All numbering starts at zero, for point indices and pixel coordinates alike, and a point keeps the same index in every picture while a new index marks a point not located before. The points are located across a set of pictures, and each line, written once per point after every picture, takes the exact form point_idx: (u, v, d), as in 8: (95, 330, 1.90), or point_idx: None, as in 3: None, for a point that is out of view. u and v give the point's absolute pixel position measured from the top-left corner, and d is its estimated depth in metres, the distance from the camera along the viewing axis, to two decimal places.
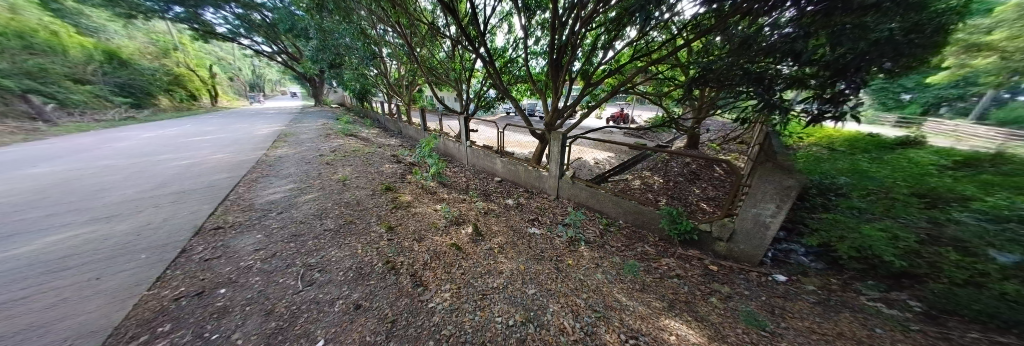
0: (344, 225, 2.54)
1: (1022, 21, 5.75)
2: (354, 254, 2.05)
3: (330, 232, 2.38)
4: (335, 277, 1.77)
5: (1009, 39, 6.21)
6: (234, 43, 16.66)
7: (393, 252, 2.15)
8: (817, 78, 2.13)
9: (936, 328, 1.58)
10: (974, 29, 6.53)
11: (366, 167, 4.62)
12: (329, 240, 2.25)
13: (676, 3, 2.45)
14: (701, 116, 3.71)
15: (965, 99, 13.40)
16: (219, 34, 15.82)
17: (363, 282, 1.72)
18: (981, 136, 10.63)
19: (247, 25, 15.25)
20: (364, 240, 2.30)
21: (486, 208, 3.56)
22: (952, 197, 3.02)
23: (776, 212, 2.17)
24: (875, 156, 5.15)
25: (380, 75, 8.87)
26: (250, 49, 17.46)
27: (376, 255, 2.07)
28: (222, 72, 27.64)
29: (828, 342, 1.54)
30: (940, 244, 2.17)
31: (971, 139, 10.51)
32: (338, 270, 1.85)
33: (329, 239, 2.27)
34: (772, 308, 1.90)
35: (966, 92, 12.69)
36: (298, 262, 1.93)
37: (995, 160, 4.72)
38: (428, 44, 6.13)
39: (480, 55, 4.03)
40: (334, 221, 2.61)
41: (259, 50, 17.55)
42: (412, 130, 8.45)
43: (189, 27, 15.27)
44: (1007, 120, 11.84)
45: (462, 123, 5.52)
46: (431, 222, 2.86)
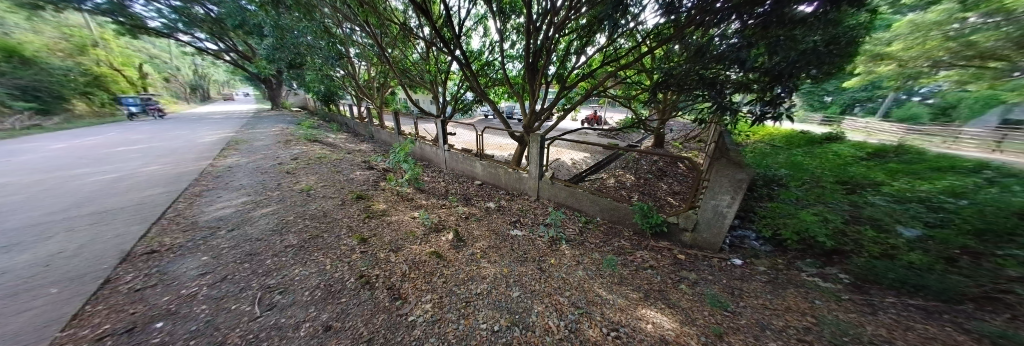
0: (310, 239, 2.34)
1: (913, 36, 7.20)
2: (322, 271, 1.89)
3: (294, 248, 2.18)
4: (300, 297, 1.62)
5: (904, 50, 7.57)
6: (171, 39, 14.62)
7: (367, 265, 2.03)
8: (759, 84, 2.42)
9: (862, 296, 1.88)
10: (878, 42, 8.10)
11: (333, 175, 4.30)
12: (292, 257, 2.05)
13: (639, 13, 2.64)
14: (665, 117, 3.99)
15: (873, 100, 16.16)
16: (152, 29, 13.76)
17: (333, 301, 1.60)
18: (886, 131, 12.75)
19: (185, 20, 13.41)
20: (334, 254, 2.13)
21: (467, 213, 3.51)
22: (865, 184, 3.60)
23: (731, 202, 2.42)
24: (808, 150, 5.97)
25: (348, 76, 8.36)
26: (191, 45, 15.42)
27: (347, 270, 1.93)
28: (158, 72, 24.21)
29: (777, 315, 1.75)
30: (859, 223, 2.58)
31: (879, 134, 12.58)
32: (302, 289, 1.69)
33: (292, 256, 2.07)
34: (732, 289, 2.10)
35: (873, 95, 15.53)
36: (254, 284, 1.72)
37: (897, 151, 5.70)
38: (400, 45, 5.90)
39: (456, 58, 3.94)
40: (297, 236, 2.39)
41: (203, 48, 15.60)
42: (385, 134, 8.08)
43: (112, 20, 13.09)
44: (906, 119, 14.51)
45: (439, 126, 5.38)
46: (408, 230, 2.74)
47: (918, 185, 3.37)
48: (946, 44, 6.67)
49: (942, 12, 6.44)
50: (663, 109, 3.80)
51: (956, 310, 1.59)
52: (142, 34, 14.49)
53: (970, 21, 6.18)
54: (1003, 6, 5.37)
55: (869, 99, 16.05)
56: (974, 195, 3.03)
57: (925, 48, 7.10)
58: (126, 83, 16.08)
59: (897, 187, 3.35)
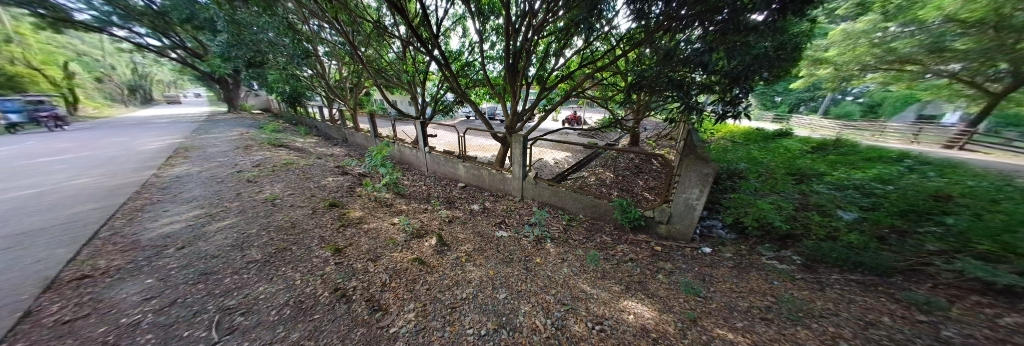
0: (277, 252, 2.15)
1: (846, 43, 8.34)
2: (291, 287, 1.74)
3: (257, 263, 1.98)
4: (266, 317, 1.45)
5: (837, 55, 8.69)
6: (102, 33, 12.79)
7: (344, 276, 1.91)
8: (720, 85, 2.63)
9: (812, 275, 2.14)
10: (818, 48, 9.21)
11: (303, 182, 4.01)
12: (256, 273, 1.85)
13: (612, 18, 2.76)
14: (639, 117, 4.21)
15: (813, 100, 18.32)
16: (79, 22, 11.96)
17: (304, 318, 1.46)
18: (825, 127, 14.51)
19: (121, 13, 11.59)
20: (303, 268, 1.97)
21: (450, 216, 3.44)
22: (810, 175, 4.05)
23: (700, 195, 2.61)
24: (764, 145, 6.62)
25: (317, 76, 7.84)
26: (128, 41, 13.60)
27: (321, 284, 1.79)
28: (85, 71, 21.08)
29: (744, 298, 1.92)
30: (807, 210, 2.91)
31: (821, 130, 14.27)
32: (268, 309, 1.52)
33: (256, 272, 1.87)
34: (704, 276, 2.26)
35: (814, 95, 17.62)
36: (211, 306, 1.52)
37: (834, 144, 6.51)
38: (374, 44, 5.66)
39: (435, 58, 3.85)
40: (262, 250, 2.17)
41: (143, 44, 13.82)
42: (360, 137, 7.69)
43: (29, 12, 11.16)
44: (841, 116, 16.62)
45: (419, 128, 5.22)
46: (388, 237, 2.63)
47: (853, 174, 3.86)
48: (872, 50, 7.85)
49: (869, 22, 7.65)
50: (638, 109, 4.00)
51: (887, 282, 1.92)
52: (67, 28, 12.49)
53: (891, 30, 7.33)
54: (918, 17, 6.67)
55: (810, 99, 18.18)
56: (894, 181, 3.54)
57: (855, 54, 8.24)
58: (50, 85, 13.86)
59: (835, 176, 3.81)
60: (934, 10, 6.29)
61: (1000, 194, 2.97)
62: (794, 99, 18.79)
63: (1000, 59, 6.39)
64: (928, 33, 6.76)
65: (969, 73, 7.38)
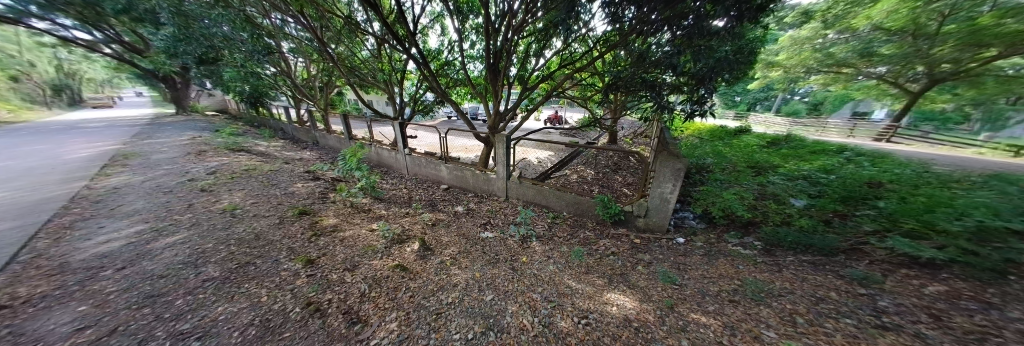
0: (238, 267, 1.94)
1: (794, 48, 9.32)
2: (256, 305, 1.57)
3: (216, 280, 1.78)
4: (226, 340, 1.30)
5: (786, 59, 9.68)
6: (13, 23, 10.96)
7: (316, 289, 1.77)
8: (688, 86, 2.82)
9: (770, 258, 2.37)
10: (770, 52, 10.23)
11: (268, 189, 3.70)
12: (215, 292, 1.66)
13: (589, 20, 2.85)
14: (617, 116, 4.38)
15: (767, 99, 20.25)
16: None
17: (273, 338, 1.34)
18: (778, 123, 16.11)
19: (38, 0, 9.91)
20: (270, 283, 1.80)
21: (433, 219, 3.36)
22: (767, 167, 4.47)
23: (673, 189, 2.78)
24: (728, 141, 7.18)
25: (282, 74, 7.27)
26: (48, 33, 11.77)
27: (291, 299, 1.65)
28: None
29: (714, 283, 2.07)
30: (765, 199, 3.21)
31: (774, 126, 15.81)
32: (229, 330, 1.36)
33: (214, 291, 1.68)
34: (679, 265, 2.41)
35: (767, 95, 19.49)
36: (158, 333, 1.33)
37: (786, 139, 7.25)
38: (346, 40, 5.35)
39: (412, 56, 3.71)
40: (220, 265, 1.96)
41: (67, 36, 12.02)
42: (333, 140, 7.25)
43: None
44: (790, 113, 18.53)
45: (397, 128, 5.03)
46: (366, 245, 2.50)
47: (802, 166, 4.32)
48: (814, 54, 8.82)
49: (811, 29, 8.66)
50: (615, 109, 4.16)
51: (828, 261, 2.18)
52: None
53: (829, 37, 8.38)
54: (850, 26, 7.67)
55: (764, 98, 20.09)
56: (835, 171, 4.00)
57: (801, 58, 9.23)
58: None
59: (788, 168, 4.24)
60: (864, 20, 7.26)
61: (916, 179, 3.47)
62: (751, 98, 20.66)
63: (914, 63, 7.44)
64: (860, 39, 7.81)
65: (892, 75, 8.53)
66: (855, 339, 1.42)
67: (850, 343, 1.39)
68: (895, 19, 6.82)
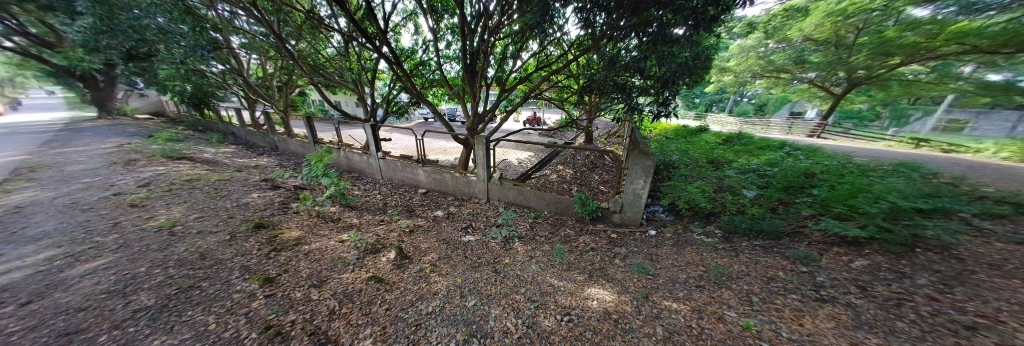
0: (179, 293, 1.67)
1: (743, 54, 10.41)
2: (201, 335, 1.35)
3: (150, 307, 1.52)
4: None
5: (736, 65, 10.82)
6: None
7: (276, 311, 1.58)
8: (654, 89, 3.02)
9: (728, 244, 2.61)
10: (723, 58, 11.35)
11: (218, 201, 3.29)
12: (148, 324, 1.40)
13: (564, 24, 2.93)
14: (592, 116, 4.55)
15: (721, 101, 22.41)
16: None
17: None
18: (730, 122, 17.90)
19: None
20: (220, 308, 1.57)
21: (411, 225, 3.22)
22: (723, 162, 4.93)
23: (644, 185, 2.95)
24: (691, 139, 7.82)
25: (231, 71, 6.52)
26: None
27: (246, 324, 1.45)
28: None
29: (683, 271, 2.24)
30: (724, 191, 3.54)
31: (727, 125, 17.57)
32: None
33: (146, 322, 1.42)
34: (652, 256, 2.56)
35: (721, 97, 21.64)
36: None
37: (738, 136, 8.07)
38: (308, 37, 4.95)
39: (384, 55, 3.53)
40: (156, 292, 1.67)
41: None
42: (295, 144, 6.66)
43: None
44: (740, 113, 20.71)
45: (369, 131, 4.75)
46: (335, 257, 2.32)
47: (752, 160, 4.84)
48: (758, 61, 9.95)
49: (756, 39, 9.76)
50: (590, 110, 4.32)
51: (774, 244, 2.46)
52: None
53: (769, 47, 9.46)
54: (786, 36, 8.77)
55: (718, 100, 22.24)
56: (778, 164, 4.54)
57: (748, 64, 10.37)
58: None
59: (741, 163, 4.72)
60: (796, 32, 8.32)
61: (841, 170, 4.05)
62: (707, 100, 22.81)
63: (835, 69, 8.69)
64: (794, 48, 8.95)
65: (819, 79, 9.87)
66: (801, 312, 1.62)
67: (795, 317, 1.58)
68: (821, 31, 7.90)
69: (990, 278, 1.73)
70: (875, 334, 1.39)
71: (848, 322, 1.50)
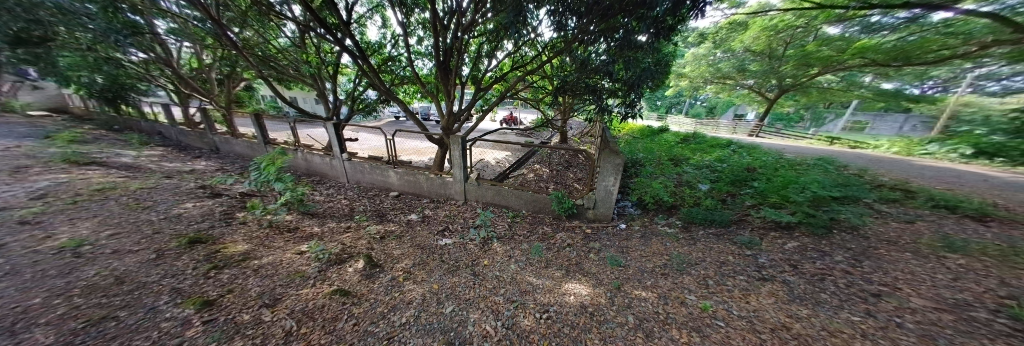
0: (82, 325, 1.34)
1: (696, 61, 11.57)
2: None
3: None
4: None
5: (691, 71, 11.98)
6: None
7: (218, 338, 1.35)
8: (621, 91, 3.20)
9: (688, 233, 2.85)
10: (680, 65, 12.50)
11: (139, 213, 2.78)
12: None
13: (537, 26, 2.95)
14: (566, 116, 4.67)
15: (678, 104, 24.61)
16: None
17: None
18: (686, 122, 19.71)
19: None
20: (141, 340, 1.29)
21: (382, 232, 3.02)
22: (683, 160, 5.40)
23: (615, 182, 3.10)
24: (655, 138, 8.45)
25: (155, 60, 5.57)
26: None
27: None
28: None
29: (650, 260, 2.40)
30: (685, 185, 3.87)
31: (684, 125, 19.35)
32: None
33: None
34: (623, 248, 2.70)
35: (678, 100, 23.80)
36: None
37: (694, 135, 8.91)
38: (256, 24, 4.41)
39: (346, 48, 3.26)
40: (43, 325, 1.32)
41: None
42: (240, 145, 5.89)
43: None
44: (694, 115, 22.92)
45: (331, 130, 4.36)
46: (292, 272, 2.08)
47: (707, 157, 5.36)
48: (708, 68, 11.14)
49: (707, 48, 10.91)
50: (564, 110, 4.45)
51: (724, 232, 2.76)
52: None
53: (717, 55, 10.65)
54: (730, 46, 9.93)
55: (676, 103, 24.40)
56: (727, 160, 5.08)
57: (700, 71, 11.60)
58: None
59: (696, 160, 5.21)
60: (738, 43, 9.46)
61: (776, 164, 4.67)
62: (667, 103, 24.91)
63: (769, 77, 10.04)
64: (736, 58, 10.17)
65: (756, 86, 11.33)
66: (747, 290, 1.84)
67: (743, 296, 1.78)
68: (757, 43, 9.05)
69: (885, 252, 2.12)
70: (805, 305, 1.62)
71: (784, 296, 1.73)
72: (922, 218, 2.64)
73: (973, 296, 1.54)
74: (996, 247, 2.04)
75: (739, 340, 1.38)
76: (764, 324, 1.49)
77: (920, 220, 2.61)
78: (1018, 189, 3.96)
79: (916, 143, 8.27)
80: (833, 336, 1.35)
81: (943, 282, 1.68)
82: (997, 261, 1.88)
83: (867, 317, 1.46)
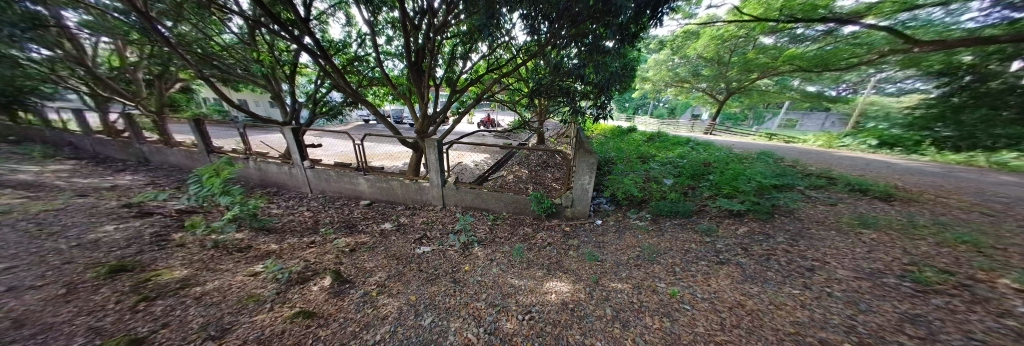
0: None
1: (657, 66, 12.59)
2: None
3: None
4: None
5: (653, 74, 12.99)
6: None
7: None
8: (593, 93, 3.37)
9: (657, 225, 3.04)
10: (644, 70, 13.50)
11: (37, 240, 2.28)
12: None
13: (511, 29, 2.97)
14: (542, 118, 4.75)
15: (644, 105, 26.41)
16: None
17: None
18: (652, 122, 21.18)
19: None
20: None
21: (351, 244, 2.81)
22: (650, 157, 5.77)
23: (590, 180, 3.21)
24: (625, 138, 8.96)
25: (60, 55, 4.67)
26: None
27: None
28: None
29: (624, 253, 2.52)
30: (654, 181, 4.13)
31: (649, 125, 20.79)
32: None
33: None
34: (599, 243, 2.81)
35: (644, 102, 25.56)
36: None
37: (659, 134, 9.61)
38: (193, 17, 3.89)
39: (305, 46, 2.99)
40: None
41: None
42: (176, 155, 5.13)
43: None
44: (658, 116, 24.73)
45: (289, 136, 3.97)
46: (244, 296, 1.84)
47: (671, 154, 5.79)
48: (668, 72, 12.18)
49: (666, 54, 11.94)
50: (540, 112, 4.53)
51: (688, 222, 3.00)
52: None
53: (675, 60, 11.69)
54: (686, 51, 10.95)
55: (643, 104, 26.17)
56: (688, 157, 5.53)
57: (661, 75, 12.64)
58: None
59: (662, 157, 5.60)
60: (692, 49, 10.47)
61: (727, 159, 5.22)
62: (634, 104, 26.64)
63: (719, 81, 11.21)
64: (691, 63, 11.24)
65: (708, 88, 12.58)
66: (708, 274, 2.02)
67: (705, 279, 1.94)
68: (708, 51, 10.09)
69: (816, 231, 2.46)
70: (756, 283, 1.82)
71: (738, 277, 1.93)
72: (842, 201, 3.11)
73: (882, 265, 1.85)
74: (896, 223, 2.47)
75: (703, 321, 1.51)
76: (723, 303, 1.65)
77: (841, 202, 3.07)
78: (907, 173, 4.85)
79: (835, 138, 9.74)
80: (779, 309, 1.53)
81: (860, 255, 1.99)
82: (898, 234, 2.27)
83: (804, 289, 1.68)
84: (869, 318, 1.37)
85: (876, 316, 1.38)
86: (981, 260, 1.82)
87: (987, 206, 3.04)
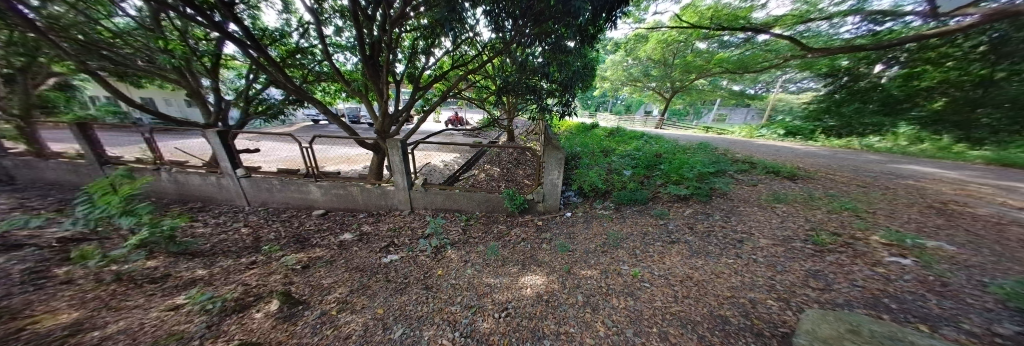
0: None
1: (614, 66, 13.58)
2: None
3: None
4: None
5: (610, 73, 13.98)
6: None
7: None
8: (558, 91, 3.48)
9: (620, 214, 3.28)
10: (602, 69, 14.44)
11: None
12: None
13: (474, 25, 2.89)
14: (509, 115, 4.75)
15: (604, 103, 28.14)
16: None
17: None
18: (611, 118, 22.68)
19: None
20: None
21: (303, 261, 2.50)
22: (611, 151, 6.19)
23: (559, 175, 3.33)
24: (587, 133, 9.46)
25: None
26: None
27: None
28: None
29: (592, 241, 2.69)
30: (615, 173, 4.43)
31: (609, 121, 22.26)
32: None
33: None
34: (570, 234, 2.94)
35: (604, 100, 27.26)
36: None
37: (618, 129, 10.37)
38: None
39: (230, 34, 2.55)
40: None
41: None
42: (51, 169, 4.03)
43: None
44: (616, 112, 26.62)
45: (214, 140, 3.37)
46: (163, 335, 1.50)
47: (629, 148, 6.28)
48: None
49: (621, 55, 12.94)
50: (507, 109, 4.53)
51: (645, 208, 3.29)
52: None
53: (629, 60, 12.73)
54: (638, 53, 12.00)
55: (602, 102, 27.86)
56: (643, 149, 6.05)
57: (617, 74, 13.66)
58: None
59: (621, 150, 6.03)
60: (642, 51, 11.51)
61: (675, 150, 5.85)
62: (595, 102, 28.24)
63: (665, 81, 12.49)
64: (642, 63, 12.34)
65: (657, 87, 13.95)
66: (663, 253, 2.25)
67: (661, 258, 2.17)
68: (655, 53, 11.18)
69: (745, 209, 2.89)
70: (700, 257, 2.08)
71: (687, 253, 2.18)
72: (761, 182, 3.72)
73: (791, 232, 2.26)
74: (800, 197, 3.03)
75: (660, 295, 1.68)
76: (676, 278, 1.85)
77: (760, 183, 3.67)
78: (805, 156, 5.99)
79: (755, 129, 11.53)
80: (718, 277, 1.78)
81: (777, 226, 2.40)
82: (802, 206, 2.80)
83: (736, 258, 1.98)
84: (784, 277, 1.67)
85: (787, 275, 1.68)
86: (857, 222, 2.33)
87: (858, 180, 3.90)
